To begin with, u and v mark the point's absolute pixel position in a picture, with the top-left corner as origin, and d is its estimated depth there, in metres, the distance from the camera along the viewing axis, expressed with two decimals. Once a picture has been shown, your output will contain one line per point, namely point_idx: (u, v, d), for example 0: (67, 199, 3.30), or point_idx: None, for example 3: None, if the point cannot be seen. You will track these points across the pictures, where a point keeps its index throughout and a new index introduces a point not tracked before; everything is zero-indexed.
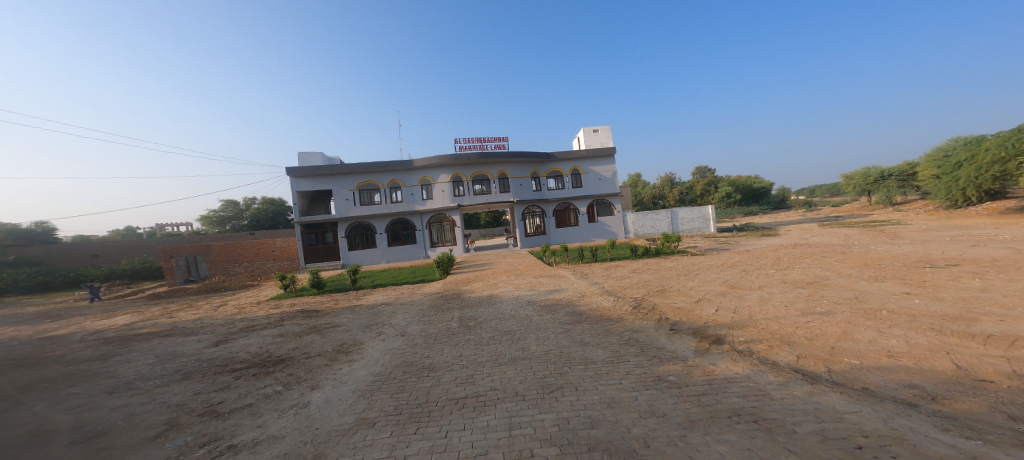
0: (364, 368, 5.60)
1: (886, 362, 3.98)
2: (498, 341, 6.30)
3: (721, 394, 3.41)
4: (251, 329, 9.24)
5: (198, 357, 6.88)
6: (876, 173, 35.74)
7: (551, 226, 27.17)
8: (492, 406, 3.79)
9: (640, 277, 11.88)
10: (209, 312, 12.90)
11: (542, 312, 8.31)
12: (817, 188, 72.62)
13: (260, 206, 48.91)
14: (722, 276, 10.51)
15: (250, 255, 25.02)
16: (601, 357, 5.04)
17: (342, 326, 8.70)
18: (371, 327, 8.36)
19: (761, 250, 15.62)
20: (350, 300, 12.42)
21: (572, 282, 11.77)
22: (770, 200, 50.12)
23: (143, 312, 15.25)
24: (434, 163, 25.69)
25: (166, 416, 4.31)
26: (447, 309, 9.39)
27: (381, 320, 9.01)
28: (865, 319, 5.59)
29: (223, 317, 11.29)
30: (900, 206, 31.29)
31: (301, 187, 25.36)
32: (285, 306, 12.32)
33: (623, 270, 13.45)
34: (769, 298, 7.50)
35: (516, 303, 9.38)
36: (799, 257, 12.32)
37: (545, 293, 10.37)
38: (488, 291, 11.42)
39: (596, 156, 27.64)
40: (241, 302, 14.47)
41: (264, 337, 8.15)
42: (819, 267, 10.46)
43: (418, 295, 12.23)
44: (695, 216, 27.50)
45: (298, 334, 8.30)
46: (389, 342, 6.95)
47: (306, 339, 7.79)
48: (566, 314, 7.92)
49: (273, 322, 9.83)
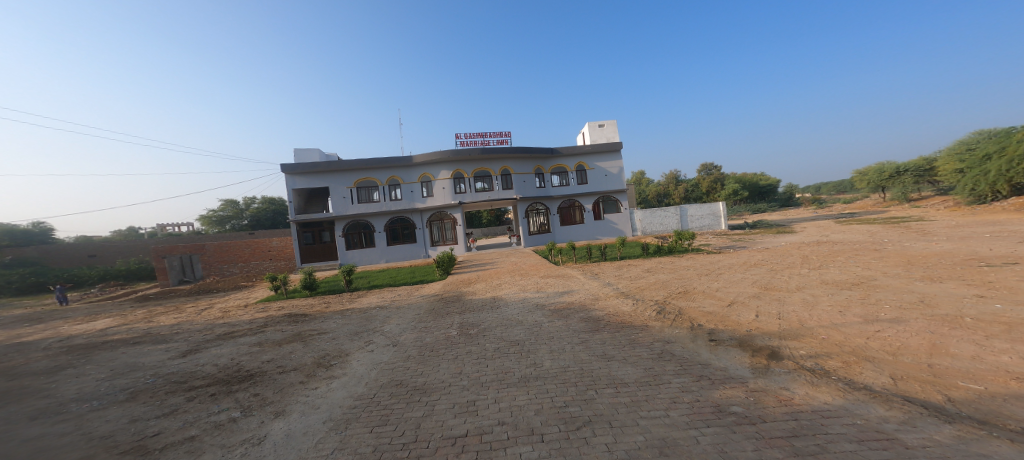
0: (344, 389, 4.70)
1: (1019, 389, 3.03)
2: (505, 354, 5.37)
3: (823, 437, 2.46)
4: (228, 336, 8.33)
5: (156, 371, 5.97)
6: (890, 168, 34.47)
7: (555, 224, 26.20)
8: (499, 452, 2.87)
9: (656, 277, 10.94)
10: (191, 316, 11.99)
11: (553, 317, 7.35)
12: (822, 186, 71.39)
13: (260, 206, 48.19)
14: (750, 276, 9.55)
15: (246, 255, 24.30)
16: (632, 377, 4.11)
17: (328, 334, 7.78)
18: (360, 335, 7.44)
19: (782, 247, 14.61)
20: (343, 304, 11.48)
21: (582, 283, 10.79)
22: (778, 198, 49.18)
23: (126, 316, 14.36)
24: (435, 159, 24.79)
25: (82, 454, 3.40)
26: (445, 314, 8.44)
27: (372, 326, 8.08)
28: (949, 328, 4.62)
29: (203, 322, 10.38)
30: (917, 202, 30.25)
31: (297, 184, 24.51)
32: (272, 310, 11.40)
33: (636, 270, 12.45)
34: (815, 301, 6.53)
35: (523, 307, 8.43)
36: (830, 255, 11.32)
37: (554, 295, 9.43)
38: (491, 293, 10.44)
39: (602, 151, 26.68)
40: (228, 304, 13.54)
41: (239, 347, 7.23)
42: (857, 266, 9.48)
43: (416, 297, 11.29)
44: (705, 213, 26.53)
45: (279, 342, 7.42)
46: (378, 354, 6.03)
47: (286, 349, 6.88)
48: (580, 320, 6.94)
49: (254, 328, 8.91)
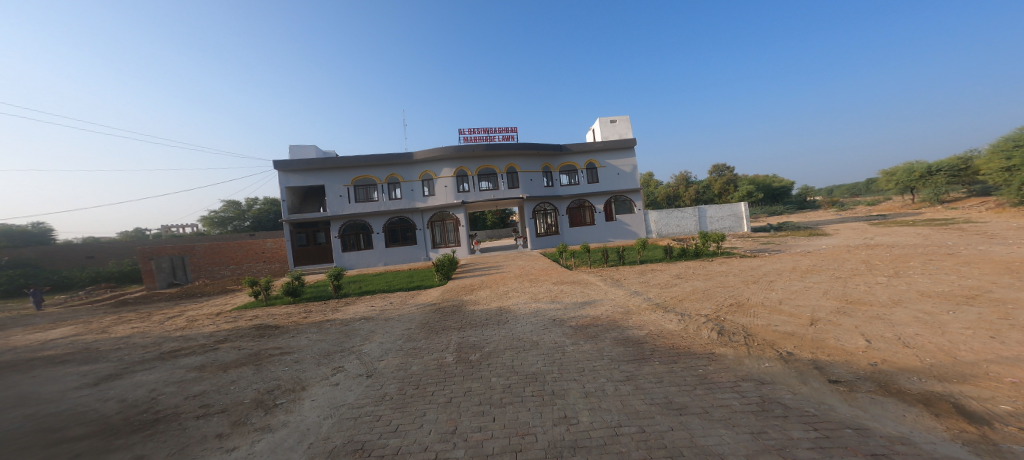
0: (271, 456, 3.06)
1: None
2: (520, 399, 3.77)
3: None
4: (170, 355, 6.71)
5: (41, 409, 4.38)
6: (921, 168, 32.42)
7: (563, 225, 24.56)
8: None
9: (692, 285, 9.27)
10: (151, 325, 10.40)
11: (578, 338, 5.69)
12: (837, 188, 69.03)
13: (262, 207, 46.94)
14: (814, 284, 7.80)
15: (238, 257, 23.05)
16: (739, 455, 2.45)
17: (292, 355, 6.19)
18: (331, 358, 5.84)
19: (829, 251, 12.83)
20: (324, 314, 9.83)
21: (604, 292, 9.08)
22: (792, 200, 47.27)
23: (91, 323, 12.85)
24: (436, 156, 23.22)
25: None
26: (441, 330, 6.82)
27: (349, 346, 6.47)
28: None
29: (157, 334, 8.77)
30: (953, 204, 28.22)
31: (290, 182, 23.14)
32: (242, 320, 9.77)
33: (664, 276, 10.78)
34: (940, 324, 4.85)
35: (537, 322, 6.79)
36: (900, 262, 9.58)
37: (573, 307, 7.76)
38: (497, 303, 8.79)
39: (614, 148, 25.02)
40: (199, 312, 11.96)
41: (172, 372, 5.62)
42: (946, 275, 7.78)
43: (409, 306, 9.71)
44: (725, 214, 24.73)
45: (227, 365, 5.82)
46: (343, 391, 4.41)
47: (229, 377, 5.27)
48: (616, 344, 5.28)
49: (208, 344, 7.30)
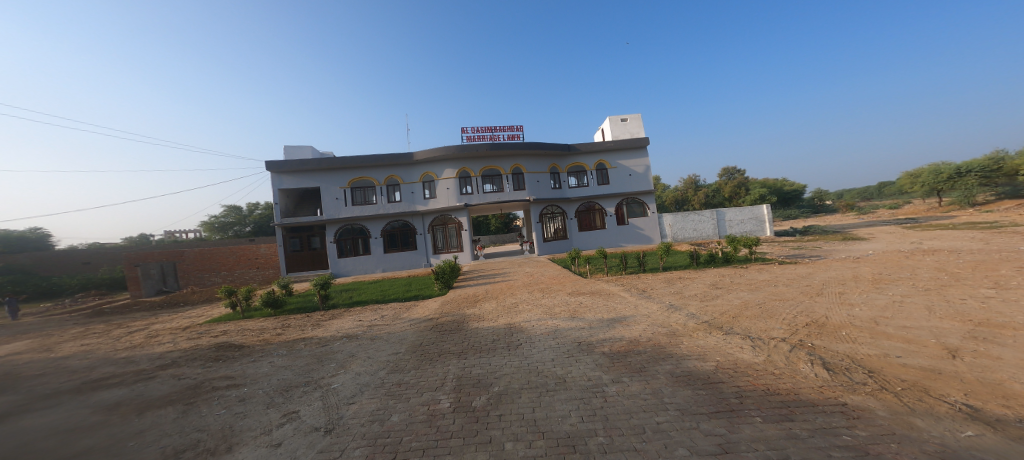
0: None
1: None
2: None
3: None
4: (90, 386, 5.25)
5: None
6: (949, 170, 30.73)
7: (573, 229, 23.09)
8: None
9: (740, 296, 7.75)
10: (105, 341, 8.99)
11: (620, 374, 4.17)
12: (846, 193, 67.09)
13: (264, 212, 45.84)
14: (903, 298, 6.24)
15: (230, 263, 21.66)
16: None
17: (239, 389, 4.72)
18: (284, 398, 4.33)
19: (883, 256, 11.24)
20: (302, 330, 8.36)
21: (635, 306, 7.57)
22: (806, 204, 45.63)
23: (51, 337, 11.50)
24: (438, 156, 21.89)
25: None
26: (436, 357, 5.31)
27: (315, 377, 4.97)
28: None
29: (101, 354, 7.35)
30: (986, 206, 26.59)
31: (284, 184, 21.88)
32: (206, 337, 8.32)
33: (700, 286, 9.28)
34: None
35: (560, 347, 5.29)
36: (988, 270, 8.02)
37: (602, 326, 6.24)
38: (506, 318, 7.32)
39: (626, 148, 23.64)
40: (168, 325, 10.55)
41: (71, 417, 4.17)
42: None
43: (403, 321, 8.23)
44: (745, 217, 23.14)
45: (147, 405, 4.36)
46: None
47: (140, 426, 3.79)
48: (679, 384, 3.76)
49: (148, 370, 5.84)
